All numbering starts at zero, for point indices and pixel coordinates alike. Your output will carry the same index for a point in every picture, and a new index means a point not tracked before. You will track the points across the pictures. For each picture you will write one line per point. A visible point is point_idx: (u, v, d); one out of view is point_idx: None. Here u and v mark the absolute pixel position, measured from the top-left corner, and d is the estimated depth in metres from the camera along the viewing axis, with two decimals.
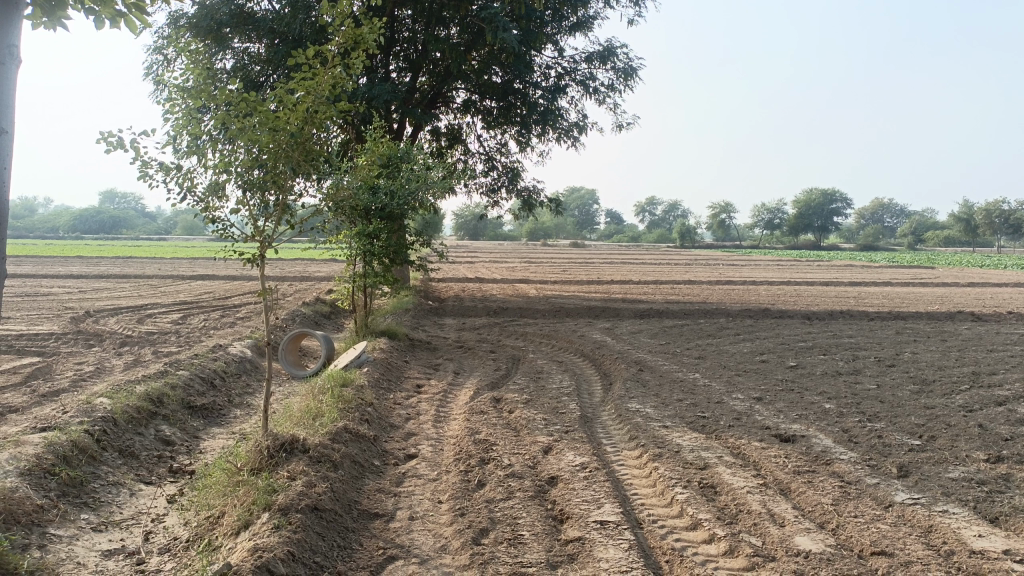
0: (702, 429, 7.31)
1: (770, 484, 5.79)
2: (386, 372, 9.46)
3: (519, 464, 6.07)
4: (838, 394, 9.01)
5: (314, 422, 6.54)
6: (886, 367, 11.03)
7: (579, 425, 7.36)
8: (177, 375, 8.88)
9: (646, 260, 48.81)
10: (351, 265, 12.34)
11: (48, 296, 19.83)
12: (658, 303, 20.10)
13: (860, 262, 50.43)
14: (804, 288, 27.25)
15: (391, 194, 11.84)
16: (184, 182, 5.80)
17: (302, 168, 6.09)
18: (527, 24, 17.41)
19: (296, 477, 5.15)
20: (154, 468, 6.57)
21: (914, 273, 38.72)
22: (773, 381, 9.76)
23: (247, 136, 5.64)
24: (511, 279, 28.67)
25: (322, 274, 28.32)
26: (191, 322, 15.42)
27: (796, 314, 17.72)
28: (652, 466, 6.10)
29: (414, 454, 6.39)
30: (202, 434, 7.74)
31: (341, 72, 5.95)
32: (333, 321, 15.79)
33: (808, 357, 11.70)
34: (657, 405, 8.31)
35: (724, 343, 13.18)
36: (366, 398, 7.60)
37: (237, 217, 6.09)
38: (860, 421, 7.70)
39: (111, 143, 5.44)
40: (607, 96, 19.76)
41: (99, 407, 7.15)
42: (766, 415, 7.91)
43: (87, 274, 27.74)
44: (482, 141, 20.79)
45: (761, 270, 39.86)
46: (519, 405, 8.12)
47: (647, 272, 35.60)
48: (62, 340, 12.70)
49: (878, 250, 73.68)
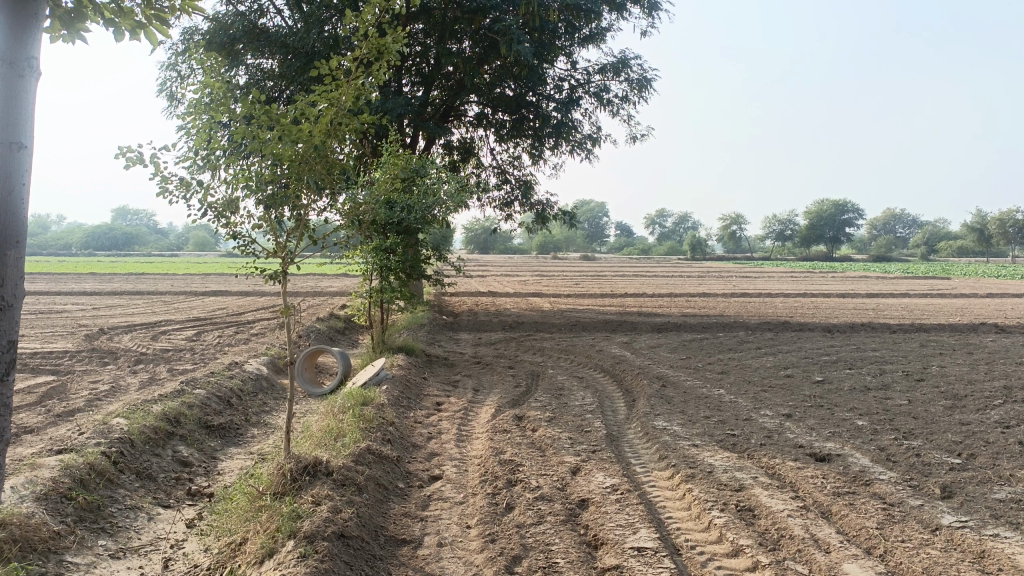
0: (734, 448, 7.09)
1: (810, 506, 5.57)
2: (405, 389, 9.28)
3: (547, 486, 5.87)
4: (869, 411, 8.77)
5: (335, 442, 6.36)
6: (915, 381, 10.76)
7: (606, 444, 7.16)
8: (194, 394, 8.74)
9: (659, 273, 48.55)
10: (367, 280, 12.19)
11: (61, 313, 19.85)
12: (675, 316, 19.84)
13: (875, 274, 49.77)
14: (822, 301, 26.91)
15: (408, 208, 11.72)
16: (203, 197, 5.67)
17: (324, 181, 5.95)
18: (540, 36, 17.34)
19: (321, 502, 4.97)
20: (172, 491, 6.41)
21: (930, 284, 38.28)
22: (801, 397, 9.53)
23: (268, 150, 5.50)
24: (525, 293, 28.49)
25: (334, 289, 28.26)
26: (205, 339, 15.30)
27: (816, 327, 17.45)
28: (686, 488, 5.89)
29: (439, 475, 6.20)
30: (220, 455, 7.58)
31: (364, 82, 5.82)
32: (348, 336, 15.65)
33: (833, 372, 11.44)
34: (684, 422, 8.10)
35: (745, 357, 12.94)
36: (387, 418, 7.42)
37: (259, 232, 5.95)
38: (896, 439, 7.46)
39: (130, 158, 5.32)
40: (621, 107, 19.63)
41: (115, 427, 7.01)
42: (798, 432, 7.69)
43: (100, 291, 27.76)
44: (496, 155, 20.69)
45: (775, 282, 39.52)
46: (542, 423, 7.92)
47: (660, 286, 35.34)
48: (77, 359, 12.60)
49: (892, 261, 73.10)
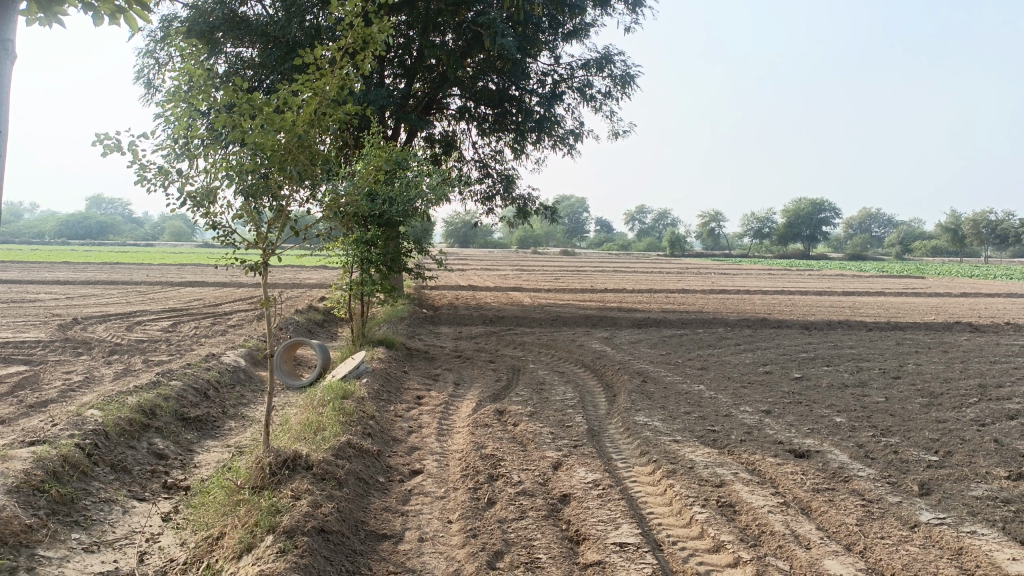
0: (714, 444, 7.11)
1: (790, 502, 5.60)
2: (385, 383, 9.21)
3: (529, 480, 5.85)
4: (847, 408, 8.84)
5: (315, 435, 6.29)
6: (892, 378, 10.86)
7: (587, 439, 7.15)
8: (170, 385, 8.61)
9: (639, 269, 48.70)
10: (348, 272, 12.09)
11: (34, 302, 19.51)
12: (655, 312, 19.90)
13: (852, 272, 50.33)
14: (799, 298, 27.13)
15: (390, 201, 11.63)
16: (183, 186, 5.56)
17: (307, 172, 5.86)
18: (524, 30, 17.25)
19: (300, 496, 4.90)
20: (148, 484, 6.30)
21: (905, 283, 38.72)
22: (779, 393, 9.58)
23: (250, 139, 5.40)
24: (505, 288, 28.44)
25: (313, 282, 28.03)
26: (181, 330, 15.11)
27: (794, 324, 17.57)
28: (667, 484, 5.89)
29: (420, 469, 6.15)
30: (196, 447, 7.48)
31: (349, 72, 5.73)
32: (327, 329, 15.53)
33: (812, 369, 11.52)
34: (665, 418, 8.11)
35: (725, 353, 12.99)
36: (367, 411, 7.36)
37: (240, 223, 5.85)
38: (874, 436, 7.52)
39: (107, 145, 5.20)
40: (604, 103, 19.62)
41: (90, 419, 6.88)
42: (777, 429, 7.72)
43: (74, 280, 27.32)
44: (478, 148, 20.62)
45: (753, 279, 39.78)
46: (523, 417, 7.90)
47: (640, 282, 35.45)
48: (50, 348, 12.39)
49: (868, 260, 73.90)
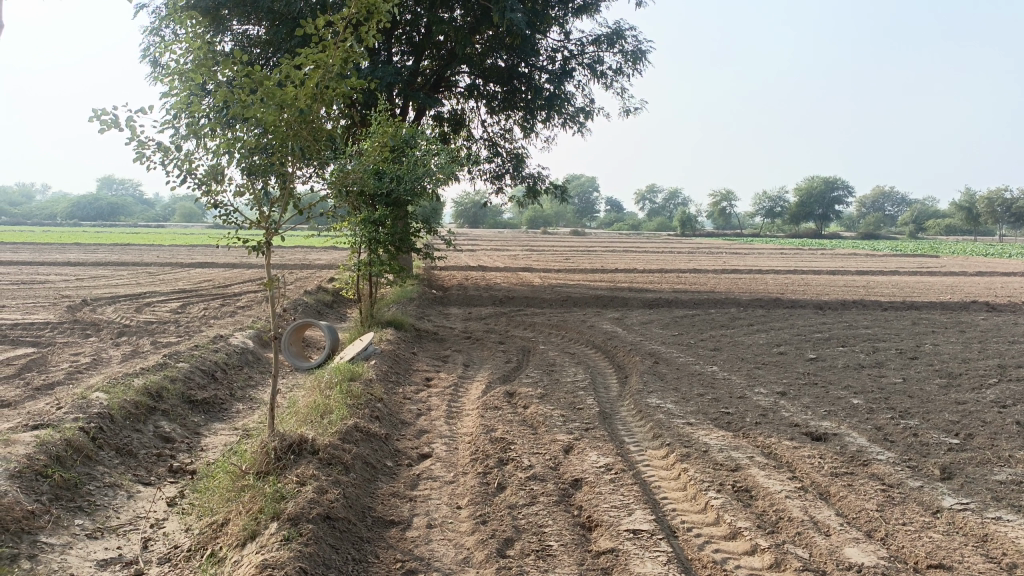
0: (729, 426, 6.96)
1: (808, 487, 5.46)
2: (394, 364, 9.11)
3: (540, 465, 5.72)
4: (864, 389, 8.67)
5: (322, 419, 6.17)
6: (909, 359, 10.67)
7: (599, 421, 7.03)
8: (177, 367, 8.53)
9: (649, 248, 48.51)
10: (355, 253, 11.95)
11: (44, 284, 19.51)
12: (666, 292, 19.71)
13: (864, 251, 49.87)
14: (813, 277, 26.83)
15: (397, 179, 11.43)
16: (184, 164, 5.40)
17: (310, 150, 5.66)
18: (533, 6, 16.92)
19: (306, 482, 4.79)
20: (154, 468, 6.22)
21: (920, 262, 38.34)
22: (795, 374, 9.42)
23: (252, 115, 5.22)
24: (516, 268, 28.27)
25: (323, 262, 27.96)
26: (191, 311, 15.06)
27: (807, 304, 17.35)
28: (681, 468, 5.75)
29: (428, 453, 6.04)
30: (203, 430, 7.40)
31: (352, 44, 5.52)
32: (336, 310, 15.46)
33: (826, 349, 11.34)
34: (678, 400, 7.96)
35: (738, 334, 12.80)
36: (376, 393, 7.24)
37: (243, 202, 5.67)
38: (892, 418, 7.35)
39: (104, 121, 5.05)
40: (614, 80, 19.31)
41: (95, 402, 6.80)
42: (793, 411, 7.57)
43: (84, 261, 27.35)
44: (487, 127, 20.38)
45: (765, 258, 39.49)
46: (533, 400, 7.77)
47: (651, 261, 35.27)
48: (59, 330, 12.35)
49: (881, 239, 73.26)
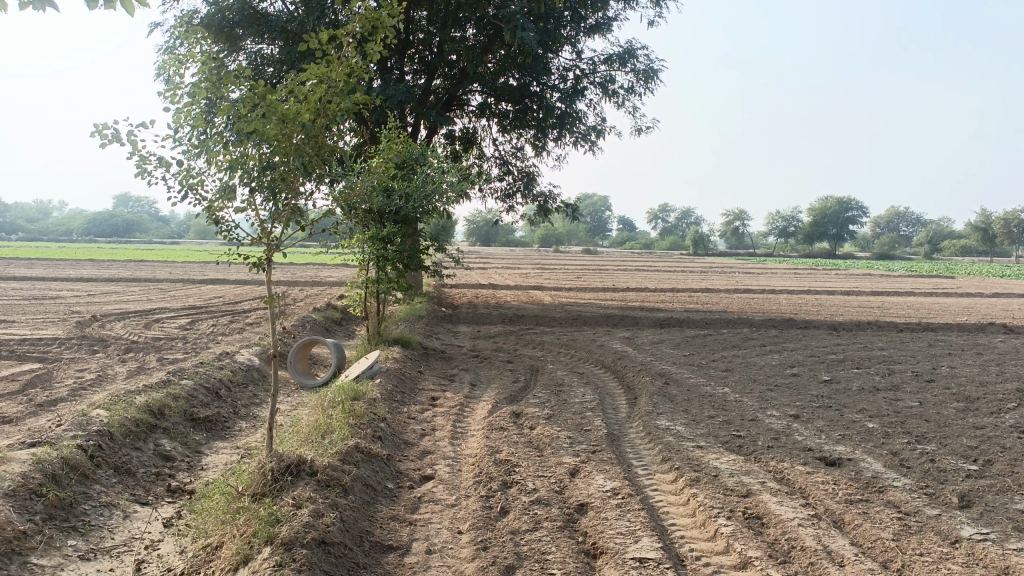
0: (740, 450, 6.78)
1: (822, 515, 5.28)
2: (399, 383, 8.98)
3: (544, 488, 5.57)
4: (879, 413, 8.47)
5: (323, 439, 6.05)
6: (925, 382, 10.44)
7: (606, 444, 6.87)
8: (180, 384, 8.44)
9: (661, 267, 48.32)
10: (363, 270, 11.88)
11: (55, 299, 19.58)
12: (677, 312, 19.51)
13: (879, 272, 49.37)
14: (827, 298, 26.54)
15: (406, 197, 11.34)
16: (185, 178, 5.33)
17: (313, 165, 5.56)
18: (545, 25, 16.92)
19: (302, 505, 4.66)
20: (152, 487, 6.12)
21: (936, 283, 37.90)
22: (809, 397, 9.21)
23: (253, 129, 5.14)
24: (526, 286, 28.14)
25: (334, 279, 27.96)
26: (199, 328, 15.02)
27: (821, 324, 17.12)
28: (690, 493, 5.58)
29: (431, 475, 5.90)
30: (205, 449, 7.29)
31: (357, 59, 5.46)
32: (344, 327, 15.38)
33: (841, 371, 11.11)
34: (688, 422, 7.79)
35: (751, 355, 12.61)
36: (379, 413, 7.12)
37: (245, 218, 5.58)
38: (909, 443, 7.15)
39: (106, 136, 5.00)
40: (626, 99, 19.27)
41: (95, 420, 6.71)
42: (806, 435, 7.38)
43: (96, 277, 27.44)
44: (498, 145, 20.36)
45: (778, 278, 39.17)
46: (540, 421, 7.62)
47: (663, 280, 35.08)
48: (66, 346, 12.33)
49: (895, 259, 72.71)
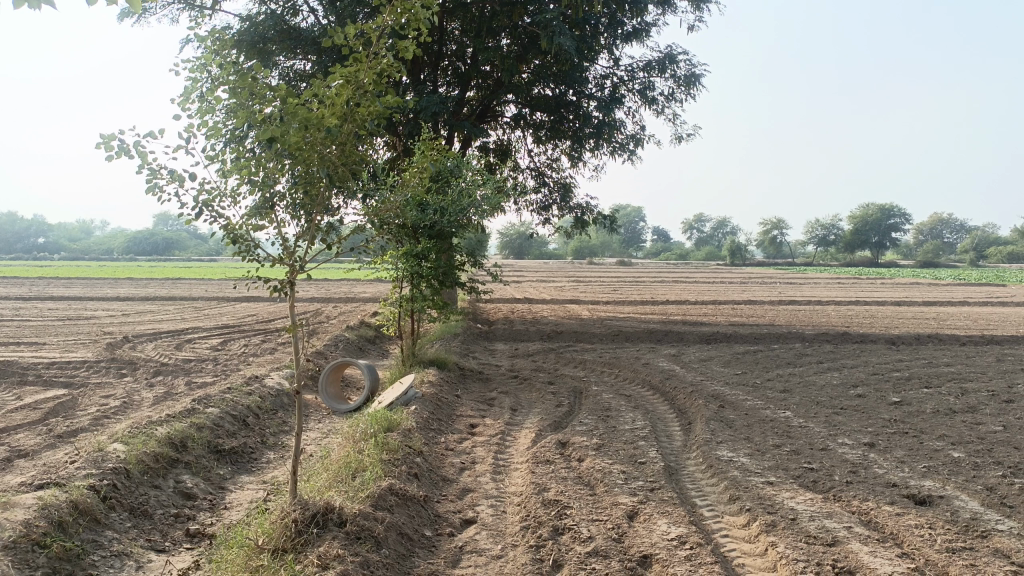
0: (815, 487, 6.08)
1: (924, 568, 4.56)
2: (436, 410, 8.41)
3: (600, 536, 4.93)
4: (962, 439, 7.68)
5: (353, 479, 5.49)
6: (1004, 403, 9.57)
7: (665, 479, 6.21)
8: (205, 413, 7.97)
9: (699, 279, 47.39)
10: (398, 287, 11.38)
11: (90, 319, 19.41)
12: (722, 326, 18.72)
13: (925, 280, 47.68)
14: (878, 309, 25.45)
15: (442, 211, 10.81)
16: (200, 194, 4.78)
17: (341, 177, 4.98)
18: (581, 31, 16.34)
19: (329, 565, 4.09)
20: (169, 531, 5.61)
21: (988, 291, 36.42)
22: (881, 422, 8.42)
23: (273, 137, 4.57)
24: (563, 300, 27.46)
25: (368, 296, 27.64)
26: (231, 348, 14.64)
27: (878, 338, 16.19)
28: (768, 542, 4.93)
29: (472, 519, 5.31)
30: (230, 484, 6.79)
31: (388, 55, 4.88)
32: (378, 346, 14.93)
33: (910, 391, 10.27)
34: (752, 453, 7.09)
35: (809, 373, 11.82)
36: (415, 446, 6.56)
37: (266, 237, 5.03)
38: (1004, 476, 6.37)
39: (112, 148, 4.48)
40: (666, 106, 18.62)
41: (112, 455, 6.24)
42: (887, 467, 6.64)
43: (132, 296, 27.45)
44: (533, 157, 19.83)
45: (822, 288, 38.05)
46: (589, 452, 6.98)
47: (704, 292, 34.18)
48: (94, 369, 11.98)
49: (940, 267, 70.31)
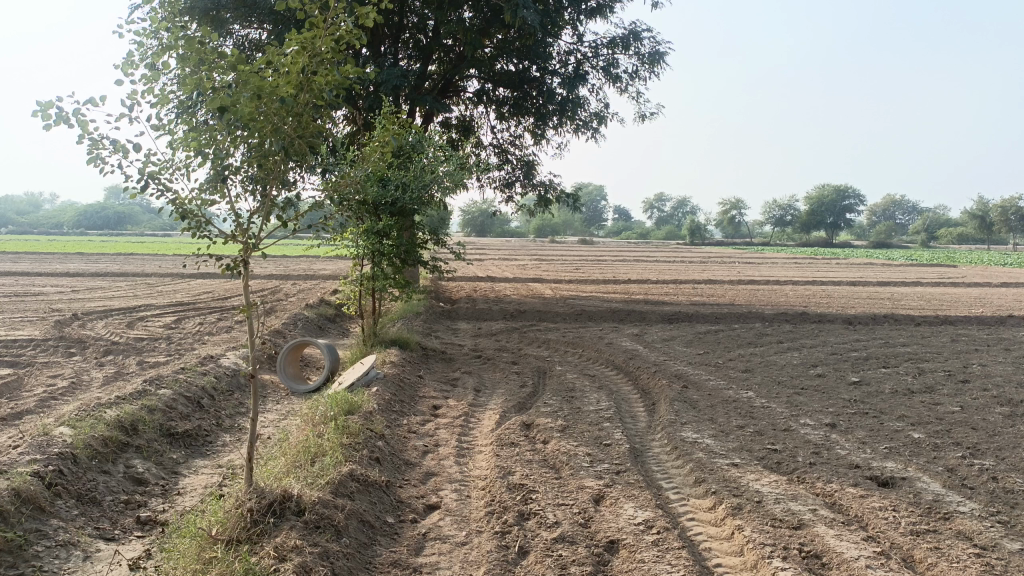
0: (779, 469, 6.08)
1: (889, 552, 4.56)
2: (397, 391, 8.25)
3: (567, 521, 4.85)
4: (920, 419, 7.78)
5: (312, 464, 5.32)
6: (960, 383, 9.72)
7: (630, 462, 6.16)
8: (158, 394, 7.69)
9: (660, 258, 47.75)
10: (358, 265, 11.14)
11: (37, 296, 18.75)
12: (683, 305, 18.79)
13: (879, 261, 48.75)
14: (835, 289, 25.85)
15: (403, 187, 10.56)
16: (146, 166, 4.51)
17: (297, 150, 4.74)
18: (545, 6, 16.04)
19: (287, 558, 3.92)
20: (120, 519, 5.39)
21: (940, 272, 37.27)
22: (841, 402, 8.50)
23: (224, 106, 4.32)
24: (525, 279, 27.35)
25: (328, 273, 27.19)
26: (185, 326, 14.23)
27: (836, 318, 16.40)
28: (734, 525, 4.90)
29: (436, 504, 5.19)
30: (183, 468, 6.55)
31: (347, 21, 4.62)
32: (338, 325, 14.68)
33: (868, 371, 10.40)
34: (716, 434, 7.08)
35: (769, 353, 11.90)
36: (376, 429, 6.41)
37: (218, 213, 4.78)
38: (963, 457, 6.45)
39: (50, 116, 4.19)
40: (630, 84, 18.50)
41: (57, 440, 5.97)
42: (849, 448, 6.68)
43: (82, 272, 26.59)
44: (496, 133, 19.58)
45: (780, 268, 38.57)
46: (554, 433, 6.89)
47: (664, 271, 34.42)
48: (40, 348, 11.51)
49: (893, 248, 71.91)
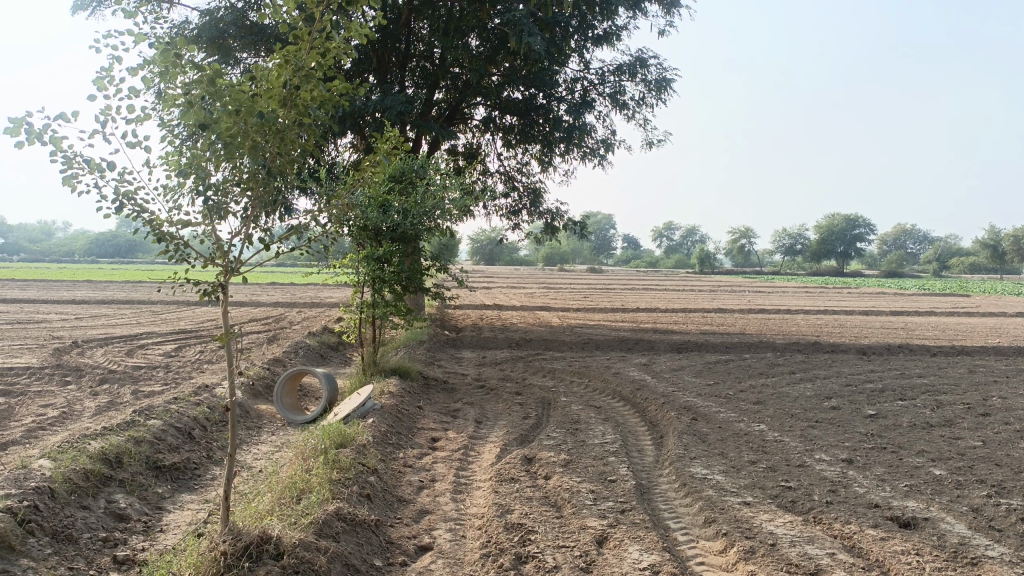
0: (793, 508, 5.75)
1: None
2: (395, 422, 7.97)
3: (567, 565, 4.53)
4: (941, 455, 7.42)
5: (298, 502, 5.03)
6: (981, 416, 9.35)
7: (636, 499, 5.84)
8: (147, 425, 7.44)
9: (670, 286, 47.43)
10: (359, 292, 10.89)
11: (39, 323, 18.59)
12: (692, 334, 18.47)
13: (891, 290, 48.29)
14: (848, 318, 25.45)
15: (404, 213, 10.34)
16: (122, 185, 4.28)
17: (282, 168, 4.52)
18: (552, 33, 15.97)
19: None
20: (96, 557, 5.11)
21: (953, 301, 36.82)
22: (857, 436, 8.14)
23: (203, 123, 4.12)
24: (532, 307, 27.09)
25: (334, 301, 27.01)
26: (186, 354, 13.99)
27: (850, 348, 16.02)
28: (746, 570, 4.58)
29: (428, 545, 4.89)
30: (167, 504, 6.27)
31: (334, 35, 4.42)
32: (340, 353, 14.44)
33: (884, 403, 10.03)
34: (727, 469, 6.75)
35: (781, 383, 11.55)
36: (369, 464, 6.12)
37: (197, 235, 4.54)
38: (989, 496, 6.09)
39: (19, 134, 3.96)
40: (637, 111, 18.38)
41: (35, 474, 5.70)
42: (867, 486, 6.34)
43: (87, 300, 26.49)
44: (503, 160, 19.44)
45: (791, 297, 38.18)
46: (556, 468, 6.59)
47: (674, 300, 34.16)
48: (36, 377, 11.29)
49: (905, 278, 71.40)
